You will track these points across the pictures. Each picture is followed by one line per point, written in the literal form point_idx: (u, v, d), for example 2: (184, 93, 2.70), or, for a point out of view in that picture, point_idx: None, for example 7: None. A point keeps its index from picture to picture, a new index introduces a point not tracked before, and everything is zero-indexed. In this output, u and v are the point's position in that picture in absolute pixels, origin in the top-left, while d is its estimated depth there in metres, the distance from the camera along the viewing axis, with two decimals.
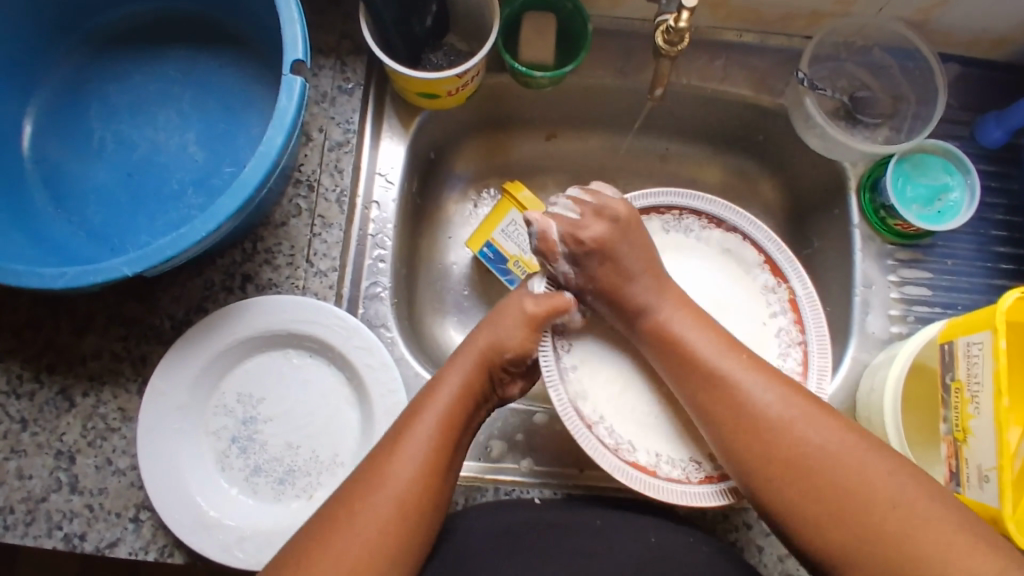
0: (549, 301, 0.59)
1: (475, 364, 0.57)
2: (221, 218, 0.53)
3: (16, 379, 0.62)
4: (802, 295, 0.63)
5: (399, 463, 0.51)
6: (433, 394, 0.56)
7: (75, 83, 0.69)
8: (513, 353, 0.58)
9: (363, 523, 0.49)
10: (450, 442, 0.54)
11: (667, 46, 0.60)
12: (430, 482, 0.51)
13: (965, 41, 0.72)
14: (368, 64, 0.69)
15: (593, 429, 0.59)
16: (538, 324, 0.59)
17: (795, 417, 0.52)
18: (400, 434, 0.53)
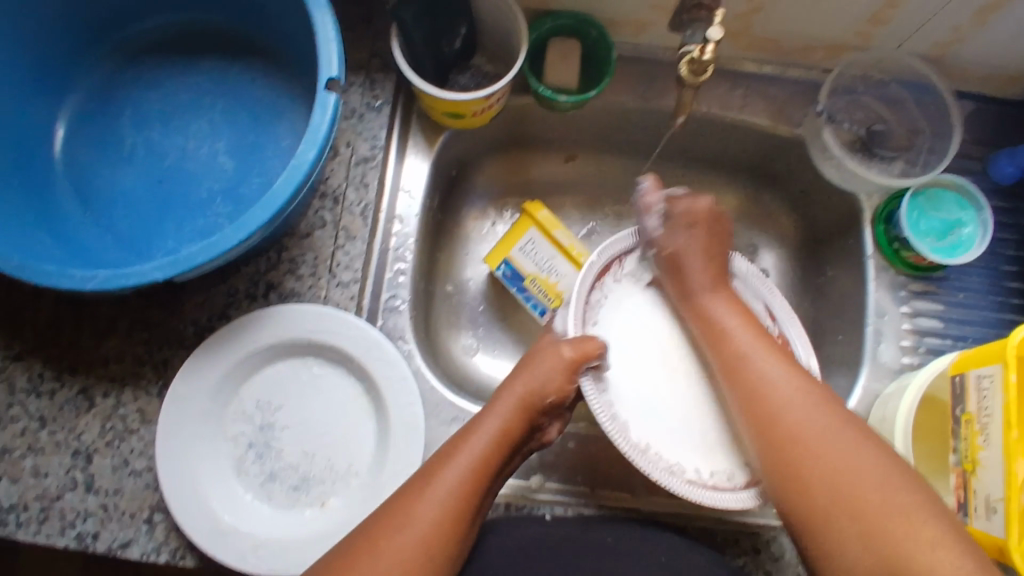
0: (583, 345, 0.60)
1: (514, 409, 0.58)
2: (251, 228, 0.54)
3: (37, 376, 0.63)
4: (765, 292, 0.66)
5: (428, 502, 0.52)
6: (468, 440, 0.56)
7: (109, 90, 0.70)
8: (552, 399, 0.59)
9: (386, 560, 0.50)
10: (480, 489, 0.54)
11: (692, 76, 0.61)
12: (456, 523, 0.52)
13: (982, 78, 0.74)
14: (396, 82, 0.71)
15: (674, 474, 0.60)
16: (575, 368, 0.59)
17: (805, 425, 0.54)
18: (432, 474, 0.54)
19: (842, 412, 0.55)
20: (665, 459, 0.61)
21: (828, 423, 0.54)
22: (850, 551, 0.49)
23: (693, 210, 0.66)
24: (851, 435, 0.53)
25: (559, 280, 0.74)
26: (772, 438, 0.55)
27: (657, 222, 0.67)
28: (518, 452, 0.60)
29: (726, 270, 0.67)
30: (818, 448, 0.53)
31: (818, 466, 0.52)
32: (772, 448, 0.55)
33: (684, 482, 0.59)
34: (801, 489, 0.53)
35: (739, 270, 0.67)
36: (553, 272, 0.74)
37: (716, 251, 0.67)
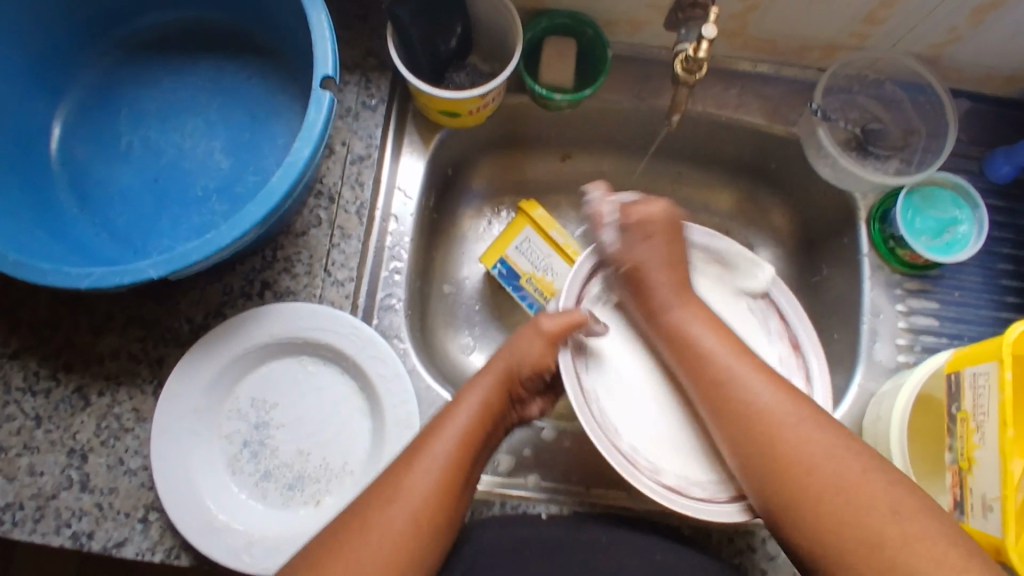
0: (563, 317, 0.60)
1: (497, 380, 0.58)
2: (246, 226, 0.54)
3: (32, 375, 0.63)
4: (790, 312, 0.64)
5: (416, 476, 0.52)
6: (450, 415, 0.56)
7: (105, 89, 0.70)
8: (529, 369, 0.59)
9: (374, 536, 0.50)
10: (467, 459, 0.54)
11: (686, 74, 0.61)
12: (445, 498, 0.52)
13: (976, 78, 0.74)
14: (392, 81, 0.71)
15: (640, 470, 0.58)
16: (555, 340, 0.59)
17: (783, 417, 0.53)
18: (417, 450, 0.54)
19: (796, 395, 0.55)
20: (635, 453, 0.59)
21: (801, 410, 0.54)
22: (840, 541, 0.49)
23: (646, 216, 0.63)
24: (824, 424, 0.53)
25: (555, 279, 0.74)
26: (745, 427, 0.54)
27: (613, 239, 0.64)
28: (501, 423, 0.60)
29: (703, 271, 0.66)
30: (791, 437, 0.53)
31: (797, 458, 0.52)
32: (749, 436, 0.54)
33: (650, 480, 0.57)
34: (779, 477, 0.52)
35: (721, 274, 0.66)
36: (549, 271, 0.74)
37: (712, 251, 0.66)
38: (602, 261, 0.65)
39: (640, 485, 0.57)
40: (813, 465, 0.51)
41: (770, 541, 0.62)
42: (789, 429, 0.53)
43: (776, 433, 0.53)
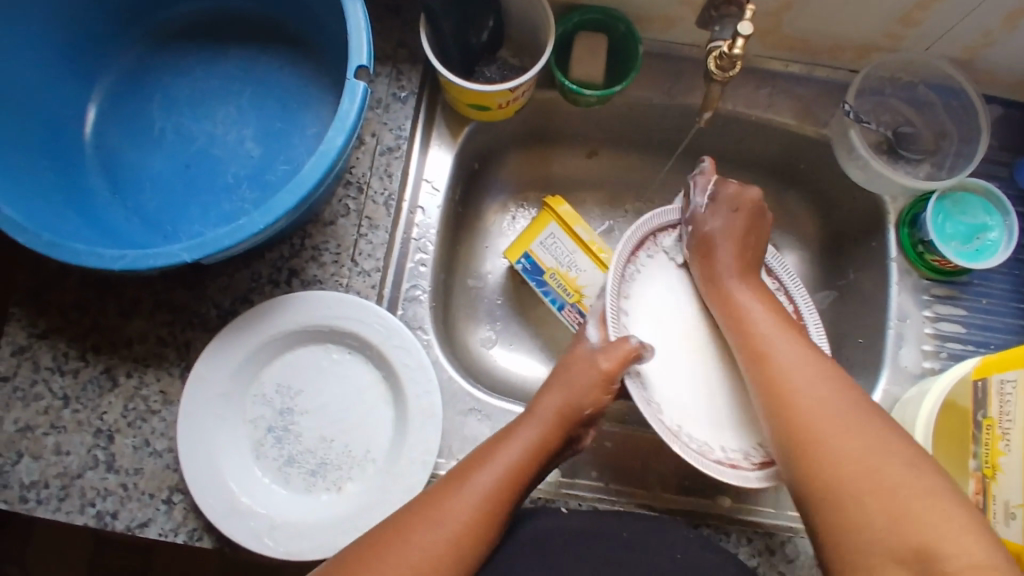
0: (619, 352, 0.60)
1: (554, 421, 0.59)
2: (278, 213, 0.55)
3: (62, 355, 0.63)
4: (801, 302, 0.66)
5: (461, 500, 0.53)
6: (503, 446, 0.57)
7: (140, 74, 0.71)
8: (588, 412, 0.60)
9: (414, 554, 0.50)
10: (512, 497, 0.55)
11: (719, 71, 0.61)
12: (485, 527, 0.52)
13: (1011, 83, 0.73)
14: (422, 73, 0.71)
15: (704, 454, 0.60)
16: (611, 379, 0.60)
17: (827, 416, 0.53)
18: (465, 476, 0.55)
19: (864, 412, 0.53)
20: (695, 439, 0.61)
21: (844, 414, 0.53)
22: (868, 532, 0.48)
23: (721, 228, 0.65)
24: (871, 425, 0.52)
25: (579, 276, 0.74)
26: (788, 426, 0.54)
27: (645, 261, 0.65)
28: (550, 466, 0.60)
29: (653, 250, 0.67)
30: (825, 425, 0.53)
31: (834, 456, 0.51)
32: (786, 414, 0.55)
33: (711, 461, 0.60)
34: (805, 446, 0.53)
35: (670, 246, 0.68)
36: (573, 267, 0.74)
37: (665, 229, 0.68)
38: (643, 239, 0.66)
39: (714, 472, 0.59)
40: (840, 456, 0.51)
41: (789, 543, 0.62)
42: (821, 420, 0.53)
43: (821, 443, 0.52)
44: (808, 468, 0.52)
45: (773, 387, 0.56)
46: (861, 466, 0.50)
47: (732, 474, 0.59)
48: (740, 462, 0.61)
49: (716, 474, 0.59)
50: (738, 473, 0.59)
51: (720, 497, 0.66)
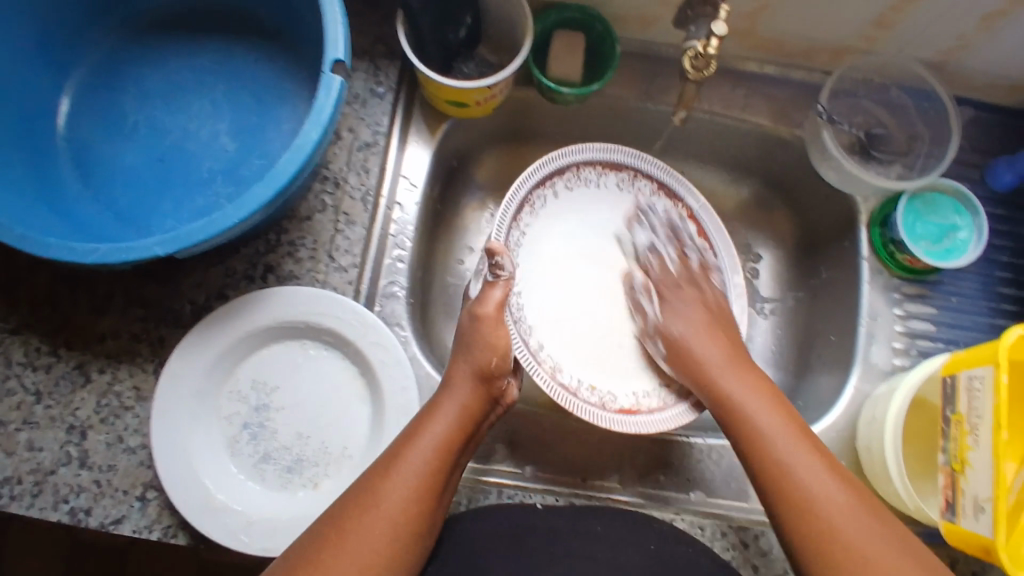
0: (488, 299, 0.63)
1: (471, 386, 0.60)
2: (253, 207, 0.55)
3: (34, 350, 0.63)
4: (715, 234, 0.72)
5: (393, 485, 0.53)
6: (429, 417, 0.57)
7: (113, 68, 0.70)
8: (495, 360, 0.61)
9: (355, 545, 0.50)
10: (448, 464, 0.55)
11: (694, 71, 0.61)
12: (421, 504, 0.53)
13: (981, 86, 0.74)
14: (401, 69, 0.71)
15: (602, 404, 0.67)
16: (496, 320, 0.62)
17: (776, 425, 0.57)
18: (399, 454, 0.55)
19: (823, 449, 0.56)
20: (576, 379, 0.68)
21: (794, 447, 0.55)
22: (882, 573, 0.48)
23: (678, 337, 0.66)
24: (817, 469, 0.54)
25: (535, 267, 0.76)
26: (742, 436, 0.58)
27: (503, 293, 0.63)
28: (481, 426, 0.61)
29: (587, 180, 0.72)
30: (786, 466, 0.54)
31: (813, 510, 0.52)
32: (752, 452, 0.56)
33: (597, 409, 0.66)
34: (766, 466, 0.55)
35: (564, 182, 0.71)
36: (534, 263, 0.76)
37: (614, 167, 0.73)
38: (552, 172, 0.70)
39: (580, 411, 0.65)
40: (797, 478, 0.53)
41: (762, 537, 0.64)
42: (777, 439, 0.56)
43: (790, 486, 0.53)
44: (797, 515, 0.52)
45: (758, 451, 0.56)
46: (832, 519, 0.51)
47: (608, 415, 0.65)
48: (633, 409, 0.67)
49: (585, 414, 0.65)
50: (594, 410, 0.65)
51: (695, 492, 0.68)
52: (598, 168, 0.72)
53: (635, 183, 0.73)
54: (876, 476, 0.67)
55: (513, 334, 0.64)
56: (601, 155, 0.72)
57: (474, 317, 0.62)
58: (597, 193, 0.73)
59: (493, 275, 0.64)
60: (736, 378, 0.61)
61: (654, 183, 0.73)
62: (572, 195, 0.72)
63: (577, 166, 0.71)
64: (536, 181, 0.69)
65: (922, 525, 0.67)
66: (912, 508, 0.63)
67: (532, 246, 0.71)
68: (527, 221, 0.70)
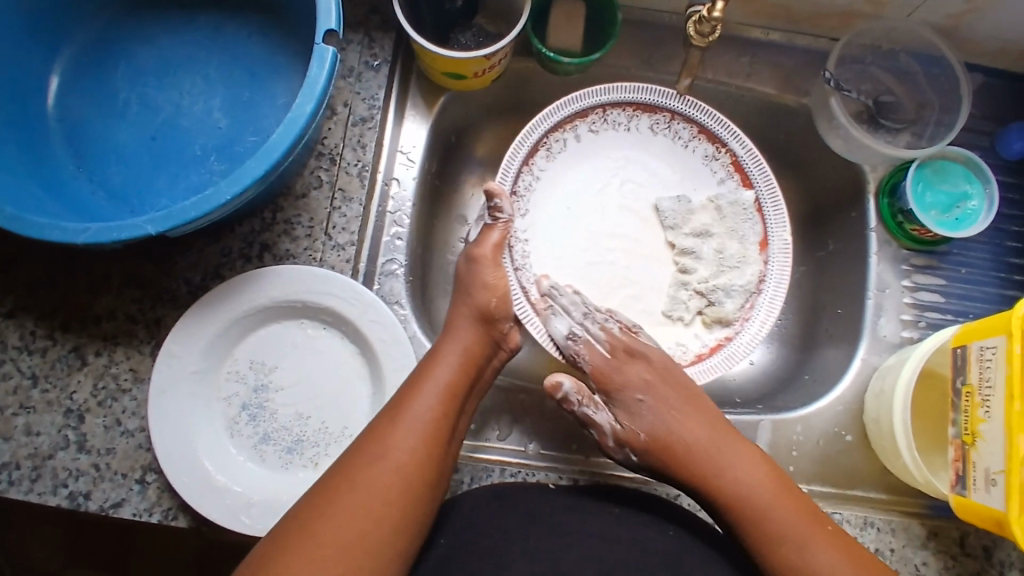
0: (486, 238, 0.63)
1: (474, 333, 0.60)
2: (246, 182, 0.53)
3: (29, 334, 0.62)
4: (761, 182, 0.68)
5: (404, 433, 0.53)
6: (433, 365, 0.57)
7: (103, 43, 0.68)
8: (495, 301, 0.61)
9: (365, 494, 0.50)
10: (454, 409, 0.56)
11: (699, 36, 0.60)
12: (431, 449, 0.53)
13: (991, 51, 0.72)
14: (396, 41, 0.69)
15: None
16: (494, 260, 0.63)
17: (695, 435, 0.59)
18: (404, 401, 0.55)
19: (725, 428, 0.60)
20: None
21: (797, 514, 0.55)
22: None
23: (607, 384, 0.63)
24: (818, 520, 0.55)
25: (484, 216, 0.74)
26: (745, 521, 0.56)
27: (611, 416, 0.62)
28: (485, 373, 0.61)
29: (614, 123, 0.70)
30: (753, 492, 0.56)
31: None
32: (768, 551, 0.54)
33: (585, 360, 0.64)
34: (735, 511, 0.56)
35: (604, 125, 0.70)
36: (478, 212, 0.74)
37: (646, 109, 0.70)
38: (575, 115, 0.69)
39: (578, 364, 0.63)
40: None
41: None
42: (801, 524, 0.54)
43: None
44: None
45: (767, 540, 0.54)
46: None
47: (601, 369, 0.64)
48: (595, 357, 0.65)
49: (581, 366, 0.63)
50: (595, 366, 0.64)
51: None
52: (628, 110, 0.70)
53: (670, 126, 0.71)
54: (884, 449, 0.66)
55: (509, 273, 0.65)
56: (633, 97, 0.69)
57: (471, 259, 0.63)
58: (627, 136, 0.71)
59: (492, 218, 0.64)
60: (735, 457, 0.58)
61: (695, 126, 0.70)
62: (604, 138, 0.70)
63: (604, 108, 0.69)
64: (551, 125, 0.68)
65: (931, 499, 0.67)
66: (922, 481, 0.62)
67: (547, 194, 0.69)
68: (542, 165, 0.69)
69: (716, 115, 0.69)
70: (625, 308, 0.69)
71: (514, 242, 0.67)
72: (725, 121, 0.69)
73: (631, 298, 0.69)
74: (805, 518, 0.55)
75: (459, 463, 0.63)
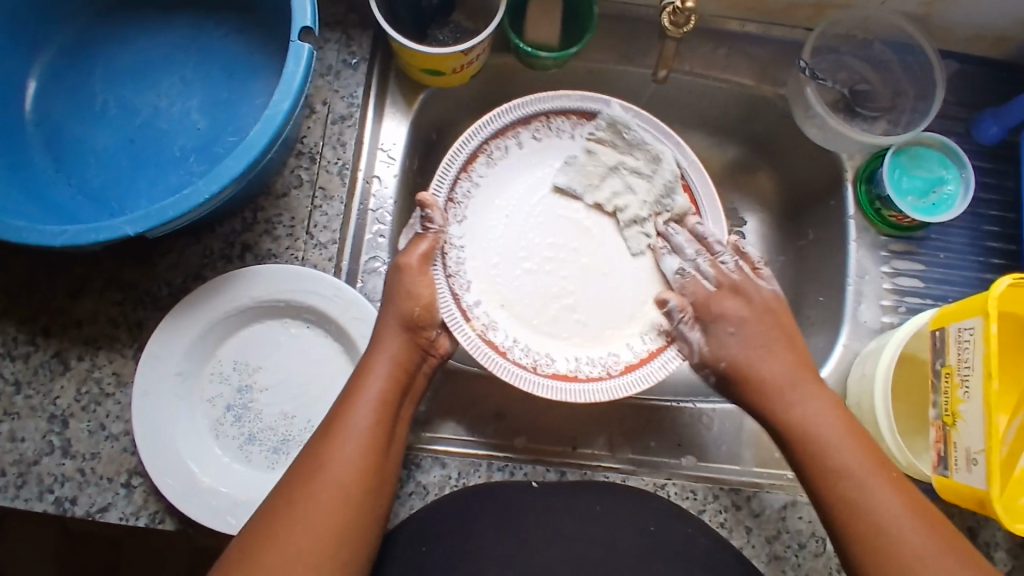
0: (415, 248, 0.61)
1: (401, 339, 0.58)
2: (224, 180, 0.53)
3: (10, 340, 0.61)
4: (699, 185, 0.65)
5: (341, 447, 0.52)
6: (364, 377, 0.56)
7: (80, 46, 0.68)
8: (417, 309, 0.59)
9: (309, 511, 0.49)
10: (388, 419, 0.55)
11: (673, 28, 0.60)
12: (370, 459, 0.52)
13: (964, 38, 0.73)
14: (374, 39, 0.69)
15: (536, 369, 0.63)
16: (421, 267, 0.61)
17: (773, 370, 0.59)
18: (337, 418, 0.54)
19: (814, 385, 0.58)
20: (510, 340, 0.65)
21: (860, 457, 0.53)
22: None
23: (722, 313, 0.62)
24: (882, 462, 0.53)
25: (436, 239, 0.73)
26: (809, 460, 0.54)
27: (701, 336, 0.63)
28: (418, 379, 0.59)
29: (558, 130, 0.68)
30: (820, 432, 0.55)
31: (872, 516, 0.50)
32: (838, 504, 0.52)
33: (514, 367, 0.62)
34: (802, 451, 0.55)
35: (534, 134, 0.68)
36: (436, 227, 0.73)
37: (586, 117, 0.67)
38: (520, 121, 0.67)
39: (500, 372, 0.61)
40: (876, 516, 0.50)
41: (755, 498, 0.63)
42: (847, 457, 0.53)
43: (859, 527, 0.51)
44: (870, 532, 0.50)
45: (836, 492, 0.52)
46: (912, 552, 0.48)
47: (536, 379, 0.62)
48: (541, 369, 0.63)
49: (505, 374, 0.61)
50: (523, 375, 0.61)
51: (687, 457, 0.68)
52: (572, 118, 0.68)
53: (592, 126, 0.67)
54: None
55: (439, 279, 0.62)
56: (568, 105, 0.67)
57: (397, 268, 0.61)
58: (558, 143, 0.68)
59: (423, 228, 0.62)
60: (805, 400, 0.57)
61: (622, 133, 0.66)
62: (543, 148, 0.68)
63: (548, 115, 0.67)
64: (490, 132, 0.66)
65: (915, 482, 0.67)
66: (904, 464, 0.63)
67: (486, 201, 0.67)
68: (482, 171, 0.67)
69: (651, 119, 0.66)
70: (560, 319, 0.66)
71: (449, 249, 0.64)
72: (650, 121, 0.66)
73: (569, 309, 0.67)
74: (870, 459, 0.53)
75: (445, 458, 0.63)
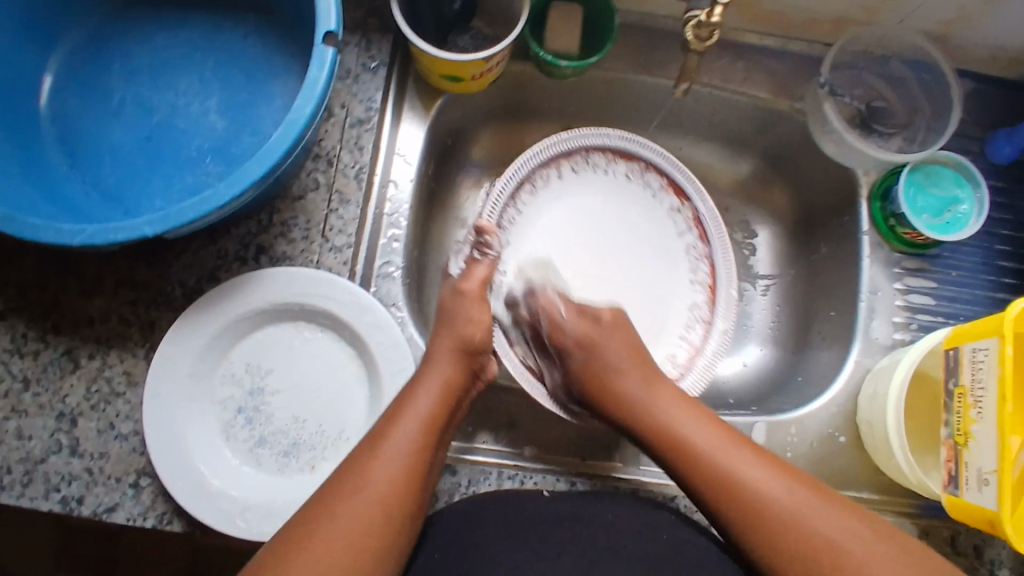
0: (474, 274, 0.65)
1: (451, 360, 0.59)
2: (245, 183, 0.53)
3: (21, 336, 0.61)
4: (710, 225, 0.72)
5: (384, 462, 0.52)
6: (415, 393, 0.56)
7: (97, 43, 0.68)
8: (479, 334, 0.61)
9: (344, 523, 0.49)
10: (434, 440, 0.55)
11: (696, 41, 0.60)
12: (412, 481, 0.52)
13: (982, 57, 0.73)
14: (393, 43, 0.69)
15: None
16: (483, 296, 0.64)
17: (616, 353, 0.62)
18: (384, 434, 0.54)
19: (717, 422, 0.58)
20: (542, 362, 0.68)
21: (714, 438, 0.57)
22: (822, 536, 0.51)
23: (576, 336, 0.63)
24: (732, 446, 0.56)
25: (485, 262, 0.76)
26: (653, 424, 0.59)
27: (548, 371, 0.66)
28: (464, 403, 0.60)
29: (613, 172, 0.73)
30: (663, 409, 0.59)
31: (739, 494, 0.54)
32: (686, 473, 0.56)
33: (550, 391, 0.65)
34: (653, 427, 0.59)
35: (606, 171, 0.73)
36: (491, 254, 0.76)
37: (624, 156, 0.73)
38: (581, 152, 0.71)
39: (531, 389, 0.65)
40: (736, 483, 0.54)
41: None
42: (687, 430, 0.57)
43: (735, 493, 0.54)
44: (734, 506, 0.53)
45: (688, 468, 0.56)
46: (765, 511, 0.52)
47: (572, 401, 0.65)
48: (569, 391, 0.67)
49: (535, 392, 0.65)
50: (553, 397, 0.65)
51: None
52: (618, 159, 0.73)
53: (632, 173, 0.73)
54: (876, 450, 0.66)
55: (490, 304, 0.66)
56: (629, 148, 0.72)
57: (456, 290, 0.64)
58: (603, 180, 0.73)
59: (480, 252, 0.66)
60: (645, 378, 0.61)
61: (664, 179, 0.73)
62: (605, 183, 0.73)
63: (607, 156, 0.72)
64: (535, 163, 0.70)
65: (923, 499, 0.68)
66: (914, 481, 0.63)
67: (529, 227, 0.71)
68: (526, 199, 0.70)
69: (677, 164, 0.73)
70: None
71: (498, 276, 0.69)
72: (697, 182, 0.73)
73: None
74: (705, 425, 0.58)
75: (456, 466, 0.63)
